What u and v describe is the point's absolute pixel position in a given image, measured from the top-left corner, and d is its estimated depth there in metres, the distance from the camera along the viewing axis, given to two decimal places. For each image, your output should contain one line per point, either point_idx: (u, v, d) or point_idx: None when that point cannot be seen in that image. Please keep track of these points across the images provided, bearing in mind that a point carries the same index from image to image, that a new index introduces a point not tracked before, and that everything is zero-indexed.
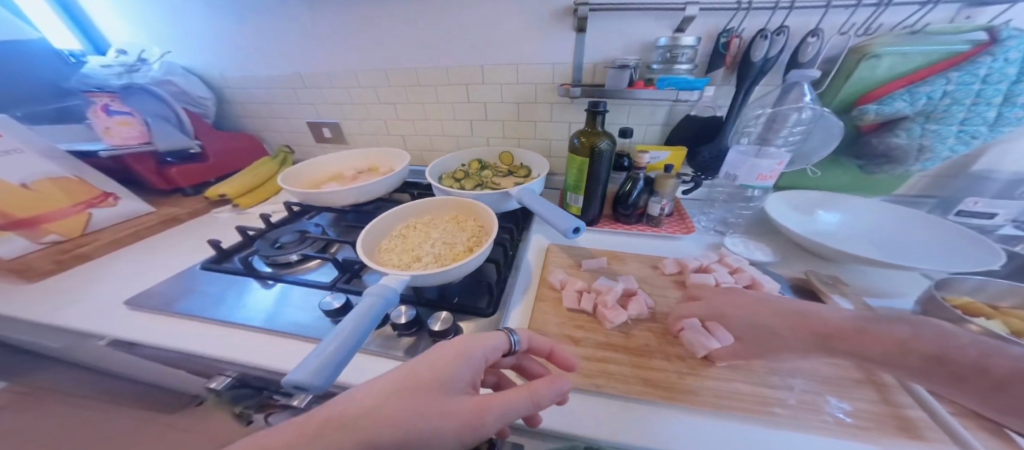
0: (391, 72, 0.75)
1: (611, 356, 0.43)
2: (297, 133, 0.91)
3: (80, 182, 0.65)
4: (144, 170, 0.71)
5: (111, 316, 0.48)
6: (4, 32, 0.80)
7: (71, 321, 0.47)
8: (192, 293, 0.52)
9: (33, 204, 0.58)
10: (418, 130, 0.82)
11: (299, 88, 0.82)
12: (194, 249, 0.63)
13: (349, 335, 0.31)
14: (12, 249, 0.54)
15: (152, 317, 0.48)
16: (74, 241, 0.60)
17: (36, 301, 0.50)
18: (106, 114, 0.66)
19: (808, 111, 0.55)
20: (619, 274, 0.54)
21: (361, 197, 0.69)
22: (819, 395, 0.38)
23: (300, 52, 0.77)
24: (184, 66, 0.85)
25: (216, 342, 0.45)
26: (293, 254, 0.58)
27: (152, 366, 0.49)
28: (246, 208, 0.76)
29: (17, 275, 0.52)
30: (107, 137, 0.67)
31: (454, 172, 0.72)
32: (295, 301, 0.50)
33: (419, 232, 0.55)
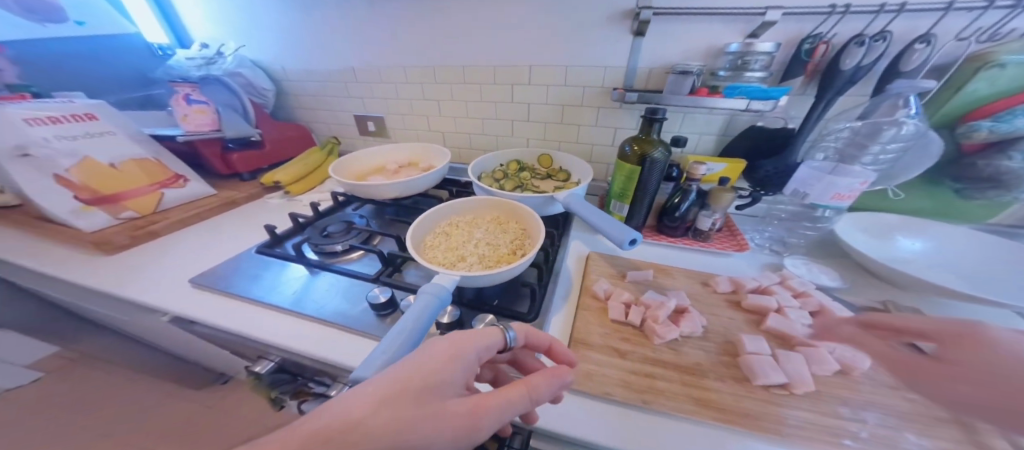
0: (441, 69, 0.75)
1: (659, 372, 0.41)
2: (343, 126, 0.94)
3: (158, 164, 0.70)
4: (209, 154, 0.76)
5: (178, 289, 0.52)
6: (107, 27, 0.87)
7: (144, 293, 0.51)
8: (247, 275, 0.54)
9: (117, 182, 0.64)
10: (460, 127, 0.83)
11: (351, 83, 0.85)
12: (250, 233, 0.66)
13: (408, 333, 0.31)
14: (95, 223, 0.59)
15: (214, 294, 0.51)
16: (146, 218, 0.65)
17: (115, 271, 0.54)
18: (186, 102, 0.72)
19: (909, 126, 0.50)
20: (668, 289, 0.51)
21: (402, 192, 0.70)
22: (897, 432, 0.34)
23: (356, 48, 0.79)
24: (253, 60, 0.90)
25: (269, 324, 0.46)
26: (338, 244, 0.60)
27: (210, 338, 0.53)
28: (296, 195, 0.80)
29: (98, 248, 0.56)
30: (183, 123, 0.73)
31: (496, 172, 0.72)
32: (341, 290, 0.51)
33: (463, 230, 0.55)
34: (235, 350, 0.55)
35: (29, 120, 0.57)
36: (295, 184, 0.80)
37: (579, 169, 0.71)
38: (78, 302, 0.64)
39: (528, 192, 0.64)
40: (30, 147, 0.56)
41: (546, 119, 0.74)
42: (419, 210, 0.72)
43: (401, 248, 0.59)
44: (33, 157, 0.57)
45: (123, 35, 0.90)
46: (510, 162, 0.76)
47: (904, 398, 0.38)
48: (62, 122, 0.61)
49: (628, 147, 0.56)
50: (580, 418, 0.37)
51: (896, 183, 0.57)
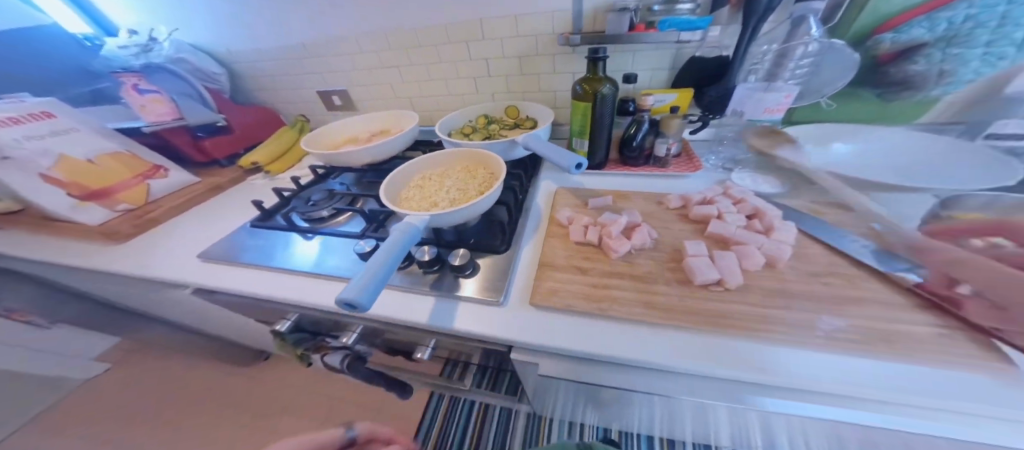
0: (392, 34, 0.75)
1: (614, 283, 0.45)
2: (308, 103, 0.95)
3: (134, 157, 0.73)
4: (181, 143, 0.78)
5: (190, 264, 0.58)
6: (19, 19, 0.82)
7: (157, 273, 0.56)
8: (249, 246, 0.60)
9: (100, 177, 0.67)
10: (423, 92, 0.84)
11: (304, 58, 0.84)
12: (242, 211, 0.71)
13: (375, 271, 0.37)
14: (95, 216, 0.63)
15: (221, 266, 0.57)
16: (141, 208, 0.68)
17: (128, 256, 0.60)
18: (137, 93, 0.72)
19: (814, 44, 0.56)
20: (623, 210, 0.57)
21: (376, 157, 0.73)
22: (813, 314, 0.39)
23: (300, 22, 0.78)
24: (192, 43, 0.88)
25: (274, 284, 0.53)
26: (324, 210, 0.65)
27: (229, 305, 0.60)
28: (278, 174, 0.83)
29: (108, 238, 0.61)
30: (142, 114, 0.74)
31: (464, 128, 0.74)
32: (338, 249, 0.57)
33: (435, 181, 0.60)
34: (257, 315, 0.64)
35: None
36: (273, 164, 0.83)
37: (542, 114, 0.73)
38: (101, 291, 0.71)
39: (494, 140, 0.68)
40: (6, 149, 0.58)
41: (502, 73, 0.75)
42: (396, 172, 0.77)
43: (382, 205, 0.65)
44: (10, 159, 0.59)
45: (39, 26, 0.85)
46: (477, 118, 0.78)
47: (821, 282, 0.43)
48: (24, 122, 0.62)
49: (578, 88, 0.58)
50: (548, 331, 0.42)
51: (829, 93, 0.62)
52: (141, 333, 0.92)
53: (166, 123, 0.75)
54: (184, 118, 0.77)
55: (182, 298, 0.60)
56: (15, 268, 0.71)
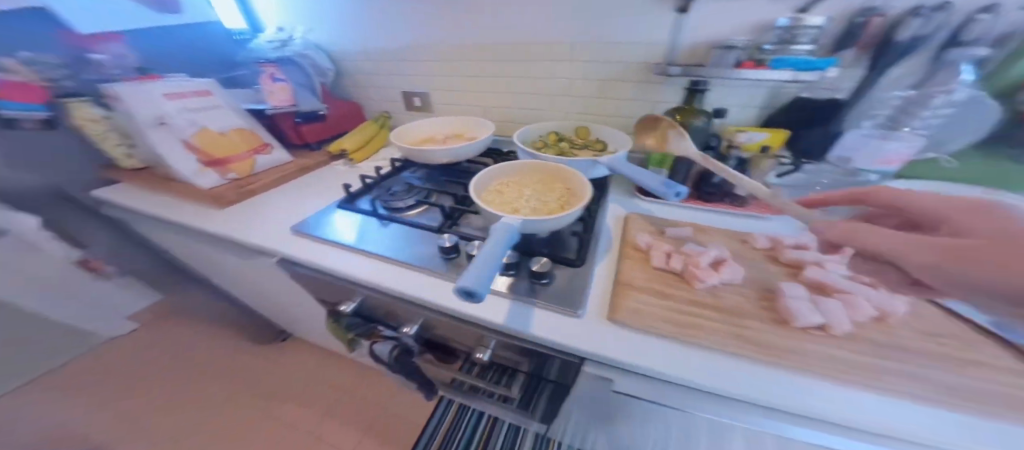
0: (481, 48, 0.82)
1: (700, 312, 0.44)
2: (392, 101, 1.05)
3: (253, 134, 0.82)
4: (286, 126, 0.88)
5: (279, 235, 0.63)
6: (196, 15, 0.98)
7: (253, 238, 0.62)
8: (335, 224, 0.65)
9: (225, 148, 0.75)
10: (501, 104, 0.89)
11: (401, 60, 0.94)
12: (324, 193, 0.76)
13: (485, 263, 0.37)
14: (211, 180, 0.71)
15: (305, 242, 0.61)
16: (245, 179, 0.75)
17: (229, 220, 0.66)
18: (271, 81, 0.84)
19: (961, 92, 0.54)
20: (707, 244, 0.55)
21: (456, 157, 0.78)
22: (936, 375, 0.35)
23: (404, 28, 0.88)
24: (318, 43, 1.00)
25: (356, 264, 0.56)
26: (404, 202, 0.69)
27: (304, 279, 0.64)
28: (357, 162, 0.92)
29: (214, 201, 0.69)
30: (269, 99, 0.86)
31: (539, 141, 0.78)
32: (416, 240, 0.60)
33: (514, 188, 0.62)
34: (324, 293, 0.68)
35: (169, 95, 0.71)
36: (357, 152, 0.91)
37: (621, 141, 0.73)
38: (193, 248, 0.78)
39: (573, 157, 0.69)
40: (167, 117, 0.70)
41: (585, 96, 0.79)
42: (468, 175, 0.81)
43: (457, 204, 0.68)
44: (169, 125, 0.70)
45: (209, 22, 1.00)
46: (547, 135, 0.81)
47: (940, 342, 0.39)
48: (189, 96, 0.75)
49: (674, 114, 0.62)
50: (631, 347, 0.41)
51: (951, 150, 0.59)
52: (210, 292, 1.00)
53: (283, 108, 0.86)
54: (298, 105, 0.89)
55: (266, 266, 0.65)
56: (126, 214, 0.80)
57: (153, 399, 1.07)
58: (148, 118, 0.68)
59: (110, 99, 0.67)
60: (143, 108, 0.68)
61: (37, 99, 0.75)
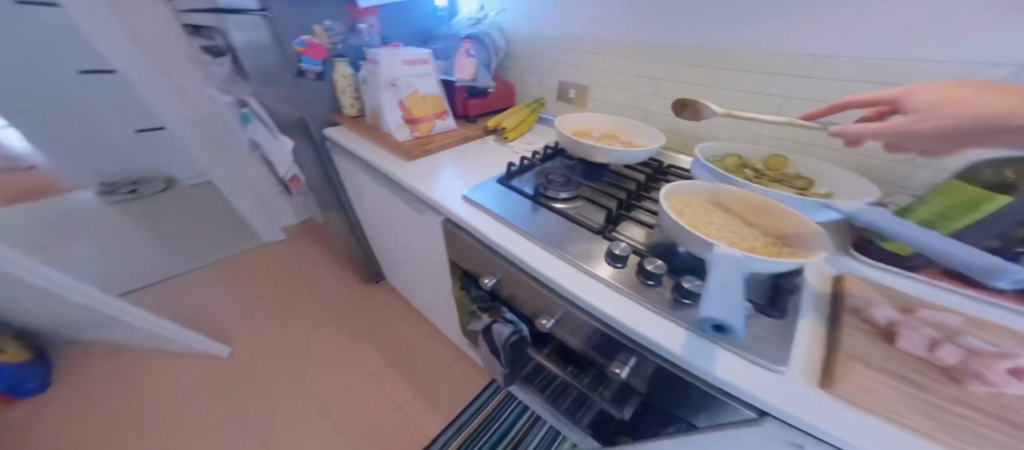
0: (671, 50, 0.82)
1: (980, 420, 0.33)
2: (543, 90, 1.09)
3: (437, 101, 0.96)
4: (458, 98, 1.01)
5: (456, 201, 0.73)
6: None
7: (436, 198, 0.74)
8: (497, 198, 0.72)
9: (420, 108, 0.92)
10: (671, 109, 0.87)
11: (573, 49, 0.98)
12: (489, 171, 0.85)
13: (728, 296, 0.37)
14: (404, 136, 0.90)
15: (474, 211, 0.70)
16: (424, 138, 0.93)
17: (417, 178, 0.80)
18: (466, 56, 0.96)
19: None
20: (995, 345, 0.41)
21: (615, 159, 0.76)
22: None
23: (590, 17, 0.93)
24: (501, 25, 1.11)
25: (519, 243, 0.62)
26: (561, 193, 0.71)
27: (462, 244, 0.74)
28: (507, 140, 0.98)
29: (405, 154, 0.86)
30: (459, 71, 0.97)
31: (728, 160, 0.69)
32: (570, 233, 0.63)
33: (700, 210, 0.55)
34: (468, 263, 0.77)
35: (407, 62, 0.88)
36: (510, 130, 0.97)
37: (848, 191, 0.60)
38: (379, 194, 0.97)
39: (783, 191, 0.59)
40: (398, 80, 0.88)
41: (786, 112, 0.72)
42: (621, 180, 0.78)
43: (617, 208, 0.67)
44: (397, 87, 0.88)
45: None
46: (727, 156, 0.71)
47: None
48: (419, 64, 0.91)
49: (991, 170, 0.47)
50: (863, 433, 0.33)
51: None
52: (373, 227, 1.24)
53: (466, 81, 0.98)
54: (477, 81, 0.99)
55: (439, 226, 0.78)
56: (343, 151, 1.05)
57: (294, 317, 1.58)
58: (387, 78, 0.87)
59: (371, 58, 0.89)
60: (387, 69, 0.86)
61: (320, 56, 0.94)
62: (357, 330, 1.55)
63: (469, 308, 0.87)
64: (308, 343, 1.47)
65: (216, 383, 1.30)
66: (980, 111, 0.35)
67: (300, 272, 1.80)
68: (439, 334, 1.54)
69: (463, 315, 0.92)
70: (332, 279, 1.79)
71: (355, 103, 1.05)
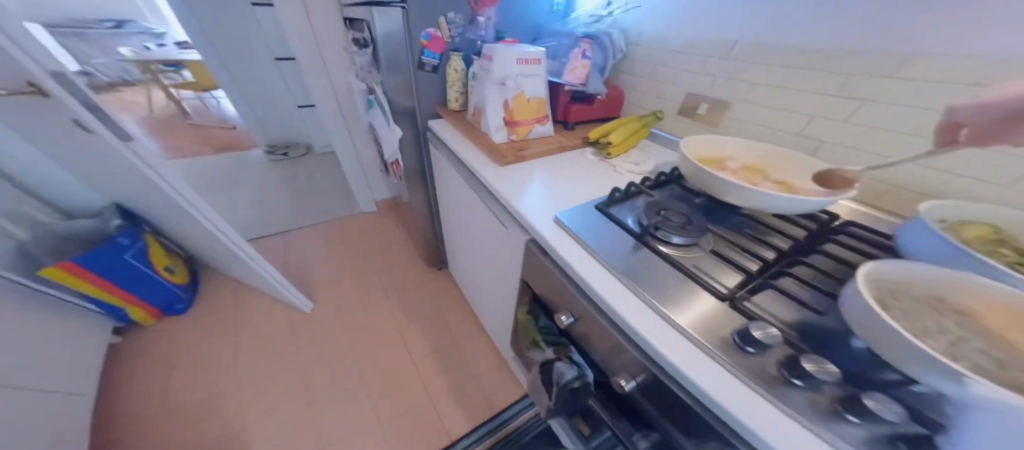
0: (868, 65, 0.62)
1: None
2: (662, 101, 0.95)
3: (541, 104, 0.90)
4: (561, 101, 0.92)
5: (546, 220, 0.65)
6: None
7: (524, 212, 0.67)
8: (594, 225, 0.63)
9: (523, 111, 0.87)
10: (861, 143, 0.66)
11: (716, 56, 0.82)
12: (586, 189, 0.75)
13: None
14: (500, 137, 0.86)
15: (564, 236, 0.62)
16: (519, 142, 0.88)
17: (507, 186, 0.75)
18: (581, 57, 0.87)
19: None
20: None
21: (757, 202, 0.59)
22: None
23: (753, 18, 0.75)
24: (626, 25, 1.00)
25: (616, 288, 0.52)
26: (675, 237, 0.58)
27: (541, 269, 0.67)
28: (610, 157, 0.86)
29: (498, 158, 0.81)
30: (569, 73, 0.89)
31: (967, 228, 0.50)
32: (684, 291, 0.51)
33: (914, 306, 0.41)
34: (544, 289, 0.70)
35: (521, 60, 0.83)
36: (614, 147, 0.85)
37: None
38: (465, 193, 0.96)
39: None
40: (508, 79, 0.83)
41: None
42: (760, 229, 0.61)
43: (758, 274, 0.51)
44: (505, 85, 0.84)
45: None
46: (964, 225, 0.51)
47: None
48: (532, 63, 0.85)
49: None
50: None
51: None
52: (453, 220, 1.26)
53: (575, 85, 0.89)
54: (588, 86, 0.89)
55: (520, 242, 0.72)
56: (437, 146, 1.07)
57: (366, 285, 1.73)
58: (497, 76, 0.83)
59: (485, 55, 0.87)
60: (500, 67, 0.83)
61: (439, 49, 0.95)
62: (422, 312, 1.62)
63: (533, 337, 0.77)
64: (378, 314, 1.60)
65: (303, 332, 1.51)
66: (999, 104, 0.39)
67: (379, 245, 1.97)
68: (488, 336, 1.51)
69: (524, 342, 0.83)
70: (404, 258, 1.90)
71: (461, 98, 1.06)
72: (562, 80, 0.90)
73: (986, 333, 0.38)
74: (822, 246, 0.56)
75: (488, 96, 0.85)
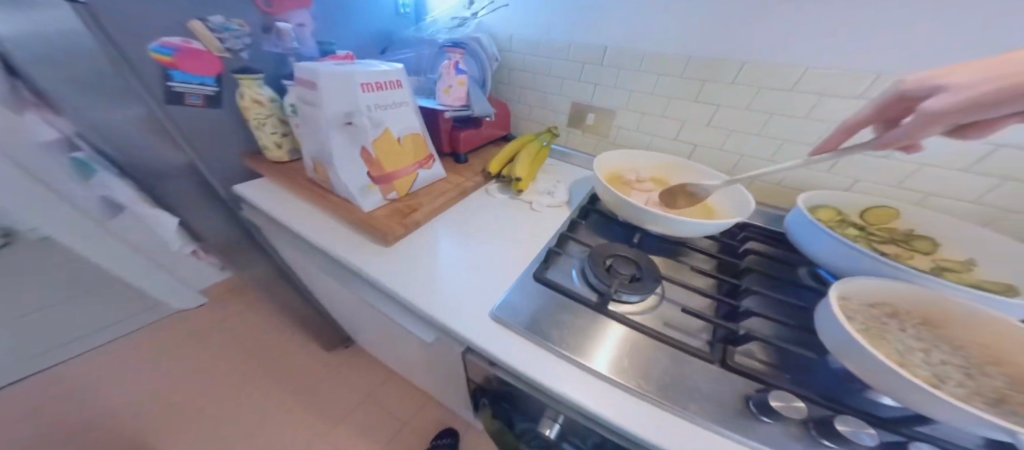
0: (724, 68, 0.65)
1: None
2: (550, 113, 0.87)
3: (422, 140, 0.70)
4: (441, 131, 0.72)
5: (481, 320, 0.48)
6: None
7: (445, 316, 0.48)
8: (541, 307, 0.50)
9: (395, 156, 0.65)
10: (726, 145, 0.73)
11: (592, 63, 0.77)
12: (510, 250, 0.61)
13: None
14: (373, 202, 0.64)
15: (508, 334, 0.47)
16: (404, 201, 0.67)
17: (408, 276, 0.55)
18: (455, 71, 0.68)
19: None
20: None
21: (683, 229, 0.58)
22: None
23: (619, 21, 0.71)
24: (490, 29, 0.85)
25: (596, 389, 0.40)
26: (630, 295, 0.51)
27: (492, 376, 0.50)
28: (520, 193, 0.74)
29: (381, 237, 0.60)
30: (443, 94, 0.70)
31: (821, 212, 0.63)
32: (669, 363, 0.43)
33: (877, 326, 0.40)
34: (500, 391, 0.53)
35: (364, 86, 0.58)
36: (523, 181, 0.72)
37: (1005, 264, 0.51)
38: (340, 279, 0.66)
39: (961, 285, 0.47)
40: (355, 115, 0.58)
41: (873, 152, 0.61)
42: (687, 252, 0.62)
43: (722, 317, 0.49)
44: (354, 125, 0.59)
45: None
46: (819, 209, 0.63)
47: None
48: (385, 89, 0.61)
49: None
50: None
51: None
52: (334, 301, 0.92)
53: (457, 108, 0.72)
54: (473, 108, 0.72)
55: (451, 347, 0.52)
56: (272, 219, 0.72)
57: (226, 395, 1.12)
58: (335, 113, 0.57)
59: (304, 80, 0.58)
60: (332, 98, 0.56)
61: (212, 72, 0.66)
62: (337, 400, 1.14)
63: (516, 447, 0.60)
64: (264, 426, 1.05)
65: None
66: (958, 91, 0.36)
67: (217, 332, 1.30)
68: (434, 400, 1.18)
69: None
70: (265, 338, 1.30)
71: (284, 143, 0.76)
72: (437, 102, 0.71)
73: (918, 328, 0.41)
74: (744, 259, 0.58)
75: (330, 144, 0.59)
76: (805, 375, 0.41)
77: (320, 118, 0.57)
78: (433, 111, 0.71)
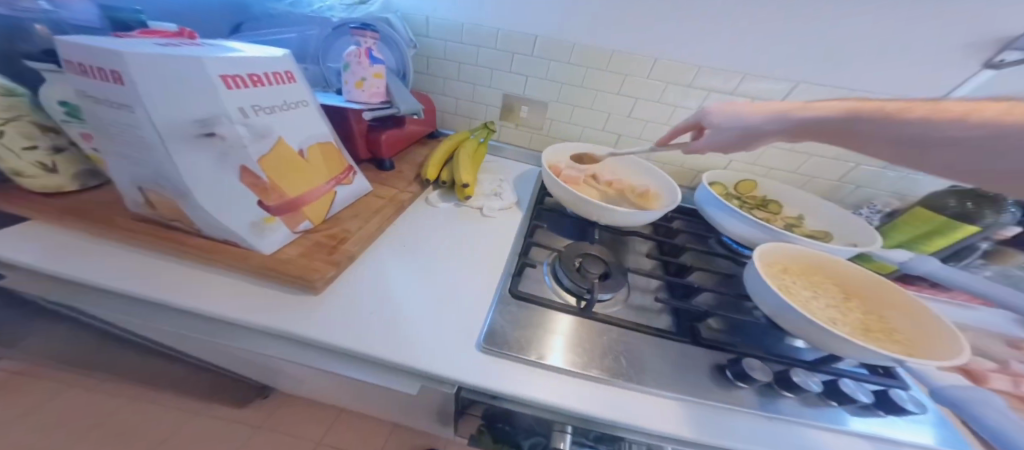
0: (639, 61, 0.70)
1: None
2: (479, 103, 0.80)
3: (336, 149, 0.56)
4: (358, 133, 0.60)
5: (468, 357, 0.41)
6: None
7: (424, 366, 0.39)
8: (529, 327, 0.46)
9: (300, 175, 0.49)
10: (644, 134, 0.80)
11: (521, 51, 0.72)
12: (474, 268, 0.55)
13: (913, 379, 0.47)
14: (276, 241, 0.48)
15: (506, 365, 0.41)
16: (323, 230, 0.53)
17: (357, 327, 0.42)
18: (369, 61, 0.55)
19: None
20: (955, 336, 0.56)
21: (633, 219, 0.63)
22: None
23: (546, 7, 0.68)
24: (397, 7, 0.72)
25: (610, 398, 0.39)
26: (606, 295, 0.52)
27: (482, 411, 0.43)
28: (466, 200, 0.68)
29: (302, 284, 0.44)
30: (357, 88, 0.57)
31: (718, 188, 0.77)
32: (660, 354, 0.45)
33: (787, 282, 0.52)
34: (490, 419, 0.44)
35: (228, 79, 0.39)
36: (469, 187, 0.65)
37: (817, 216, 0.76)
38: (236, 350, 0.47)
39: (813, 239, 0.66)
40: (218, 122, 0.38)
41: None
42: (630, 238, 0.68)
43: (679, 297, 0.55)
44: (217, 137, 0.39)
45: None
46: (716, 186, 0.78)
47: None
48: (263, 83, 0.43)
49: (951, 200, 0.61)
50: None
51: None
52: (225, 367, 0.68)
53: (376, 106, 0.60)
54: (396, 104, 0.61)
55: (432, 396, 0.44)
56: (78, 285, 0.44)
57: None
58: (178, 121, 0.36)
59: (89, 66, 0.33)
60: (162, 97, 0.34)
61: None
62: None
63: None
64: None
65: None
66: (721, 124, 0.58)
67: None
68: (395, 430, 0.97)
69: None
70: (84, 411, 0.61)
71: (57, 162, 0.47)
72: (348, 98, 0.58)
73: (803, 278, 0.55)
74: (670, 238, 0.69)
75: (178, 167, 0.37)
76: (739, 331, 0.51)
77: (147, 128, 0.35)
78: (348, 110, 0.57)
